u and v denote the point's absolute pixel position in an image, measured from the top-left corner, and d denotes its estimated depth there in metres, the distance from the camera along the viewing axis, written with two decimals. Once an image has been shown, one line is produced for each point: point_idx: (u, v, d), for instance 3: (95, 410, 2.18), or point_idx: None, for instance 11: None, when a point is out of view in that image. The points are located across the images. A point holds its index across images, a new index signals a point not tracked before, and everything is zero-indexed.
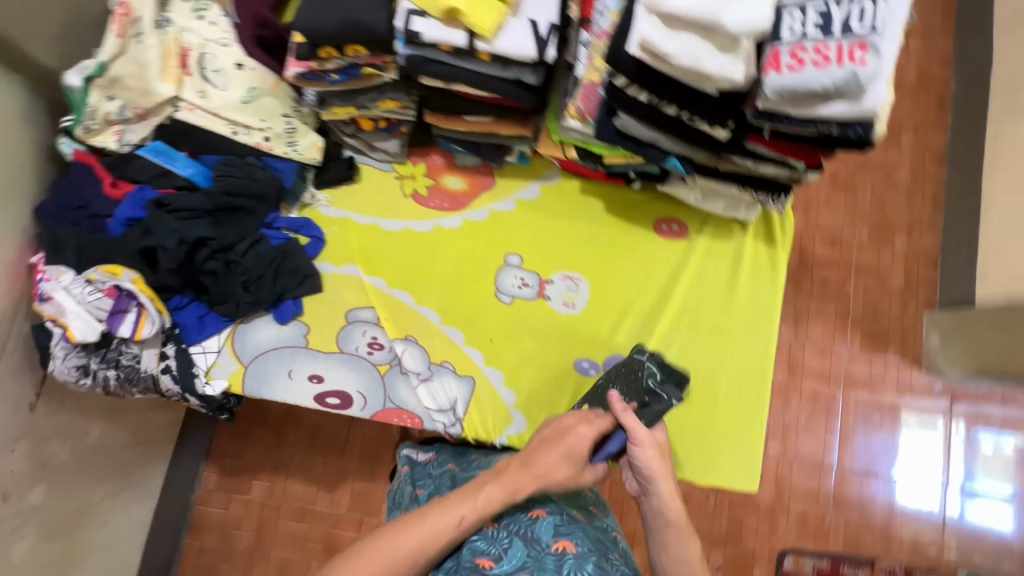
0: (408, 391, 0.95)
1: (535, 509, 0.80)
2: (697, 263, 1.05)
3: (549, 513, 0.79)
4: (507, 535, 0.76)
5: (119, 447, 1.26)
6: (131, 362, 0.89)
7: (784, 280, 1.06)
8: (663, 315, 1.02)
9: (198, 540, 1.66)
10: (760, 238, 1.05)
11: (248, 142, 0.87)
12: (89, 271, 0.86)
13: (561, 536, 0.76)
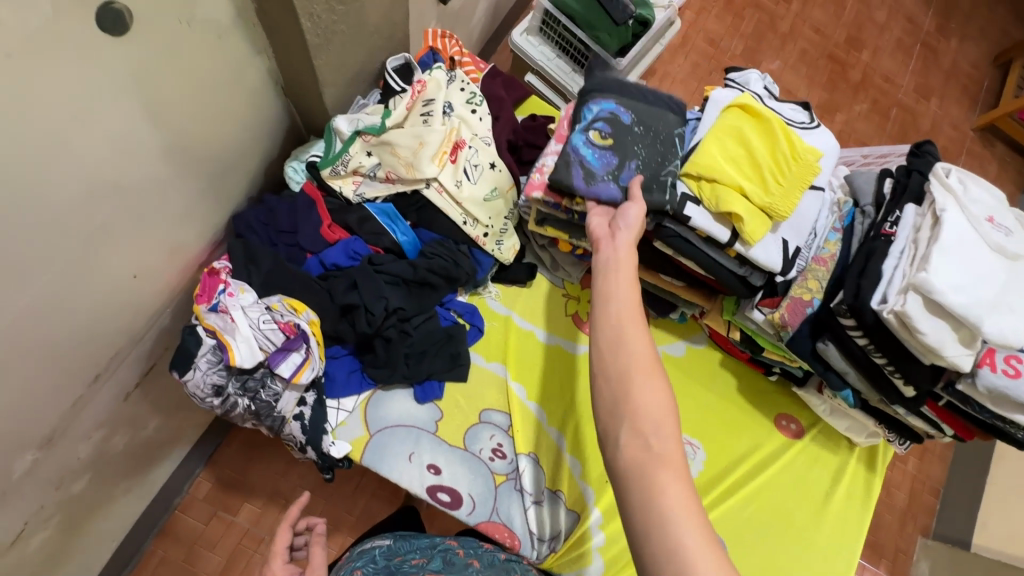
0: (517, 510, 0.93)
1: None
2: (801, 465, 1.08)
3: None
4: None
5: (157, 443, 1.16)
6: (269, 400, 0.85)
7: (873, 509, 1.08)
8: (747, 499, 1.03)
9: (161, 549, 1.49)
10: (862, 460, 1.10)
11: (470, 233, 0.89)
12: (273, 299, 0.83)
13: None
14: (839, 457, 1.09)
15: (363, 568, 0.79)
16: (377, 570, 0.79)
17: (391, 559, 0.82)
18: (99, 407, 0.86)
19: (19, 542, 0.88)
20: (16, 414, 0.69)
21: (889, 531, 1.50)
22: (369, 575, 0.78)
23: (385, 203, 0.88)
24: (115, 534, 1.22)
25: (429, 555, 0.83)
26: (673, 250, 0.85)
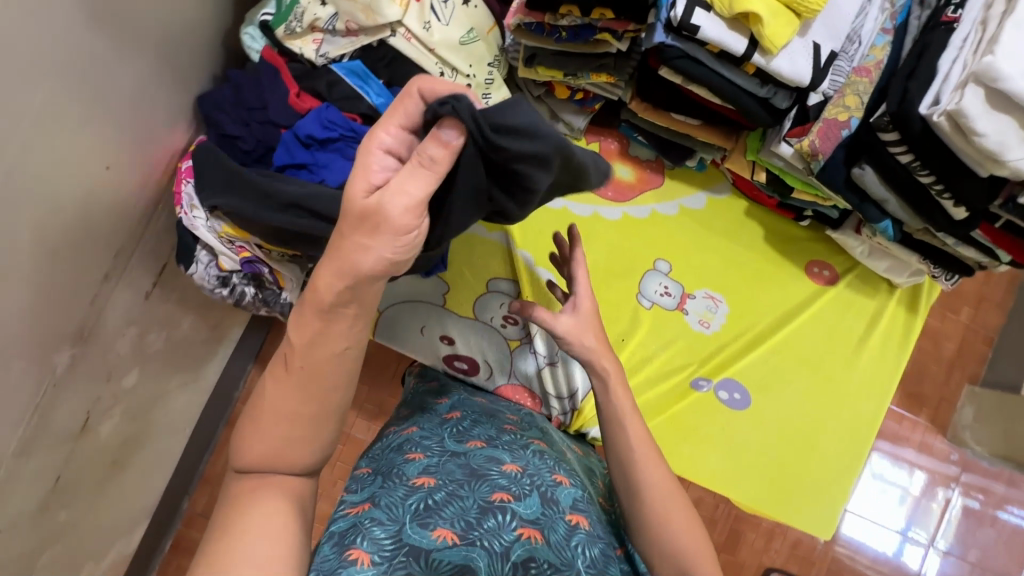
0: (534, 372, 0.94)
1: (559, 472, 0.68)
2: (835, 312, 1.02)
3: (573, 484, 0.67)
4: (528, 483, 0.63)
5: (198, 341, 1.24)
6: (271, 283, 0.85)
7: (912, 351, 1.03)
8: (777, 351, 1.01)
9: (233, 435, 1.65)
10: (903, 304, 1.03)
11: (451, 86, 0.81)
12: (218, 224, 0.80)
13: (577, 510, 0.63)
14: (873, 301, 1.03)
15: (450, 399, 0.82)
16: (472, 408, 0.81)
17: (494, 405, 0.84)
18: (124, 305, 0.90)
19: (91, 428, 0.98)
20: (38, 312, 0.73)
21: (933, 380, 1.34)
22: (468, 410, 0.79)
23: (353, 62, 0.80)
24: (184, 423, 1.36)
25: (524, 422, 0.82)
26: (681, 77, 0.74)
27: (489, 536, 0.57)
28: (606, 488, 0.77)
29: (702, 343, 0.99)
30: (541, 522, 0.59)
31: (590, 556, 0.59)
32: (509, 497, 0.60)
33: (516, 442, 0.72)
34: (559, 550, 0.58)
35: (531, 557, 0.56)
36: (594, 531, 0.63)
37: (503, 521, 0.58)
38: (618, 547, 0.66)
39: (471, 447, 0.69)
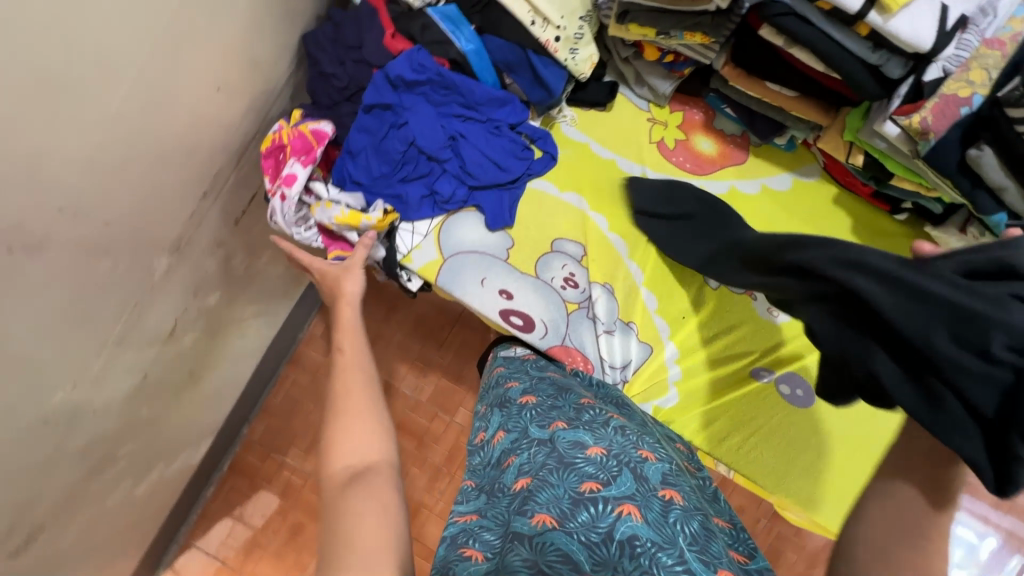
0: (589, 337, 0.93)
1: (642, 449, 0.65)
2: None
3: (659, 460, 0.64)
4: (615, 463, 0.59)
5: (274, 275, 1.33)
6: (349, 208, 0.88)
7: None
8: None
9: (292, 374, 1.72)
10: None
11: (538, 36, 0.82)
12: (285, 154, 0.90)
13: (670, 486, 0.59)
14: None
15: (520, 380, 0.83)
16: (544, 389, 0.79)
17: (567, 385, 0.81)
18: (215, 223, 0.98)
19: (176, 336, 1.08)
20: (145, 212, 0.81)
21: None
22: (541, 396, 0.77)
23: (448, 8, 0.85)
24: (254, 352, 1.46)
25: (600, 398, 0.80)
26: (783, 38, 0.71)
27: (585, 525, 0.52)
28: (691, 471, 0.74)
29: (765, 331, 0.96)
30: (637, 499, 0.55)
31: (693, 530, 0.54)
32: (597, 483, 0.55)
33: (595, 420, 0.69)
34: (660, 527, 0.53)
35: (636, 534, 0.51)
36: (692, 505, 0.58)
37: (596, 505, 0.53)
38: (721, 523, 0.62)
39: (551, 431, 0.66)
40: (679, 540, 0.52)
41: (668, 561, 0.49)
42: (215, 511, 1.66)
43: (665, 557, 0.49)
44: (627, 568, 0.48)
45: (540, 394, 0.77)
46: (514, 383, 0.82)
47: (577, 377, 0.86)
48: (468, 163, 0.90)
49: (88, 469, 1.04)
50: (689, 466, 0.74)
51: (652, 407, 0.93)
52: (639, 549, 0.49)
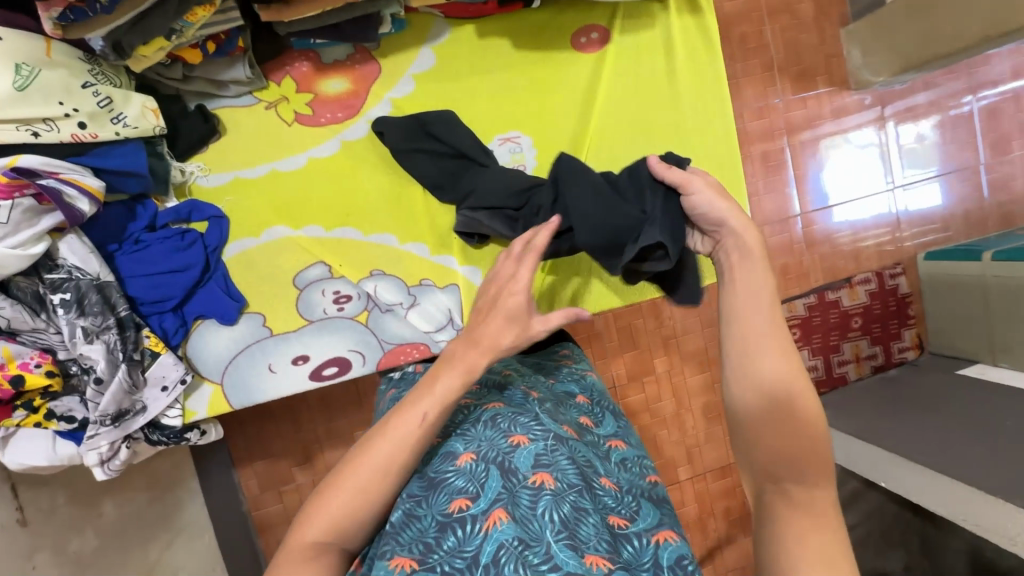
0: (399, 325, 0.87)
1: (517, 435, 0.65)
2: (627, 68, 0.92)
3: (534, 440, 0.65)
4: (483, 466, 0.63)
5: (146, 506, 1.20)
6: (114, 408, 0.75)
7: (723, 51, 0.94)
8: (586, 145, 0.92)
9: (270, 538, 1.67)
10: (685, 10, 0.93)
11: (60, 138, 0.66)
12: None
13: (541, 468, 0.62)
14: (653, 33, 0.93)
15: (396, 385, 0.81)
16: None
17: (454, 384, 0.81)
18: None
19: None
20: None
21: None
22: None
23: None
24: None
25: (484, 386, 0.78)
26: None
27: (455, 552, 0.57)
28: (585, 427, 0.77)
29: None
30: (504, 499, 0.60)
31: (561, 516, 0.59)
32: (466, 501, 0.60)
33: (468, 421, 0.70)
34: (526, 523, 0.58)
35: (500, 545, 0.56)
36: (565, 485, 0.61)
37: (465, 527, 0.58)
38: (603, 486, 0.66)
39: (431, 449, 0.68)
40: (544, 535, 0.57)
41: (534, 562, 0.55)
42: None
43: (533, 559, 0.55)
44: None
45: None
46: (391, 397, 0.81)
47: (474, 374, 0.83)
48: (144, 294, 0.78)
49: None
50: (582, 425, 0.76)
51: None
52: (503, 558, 0.55)
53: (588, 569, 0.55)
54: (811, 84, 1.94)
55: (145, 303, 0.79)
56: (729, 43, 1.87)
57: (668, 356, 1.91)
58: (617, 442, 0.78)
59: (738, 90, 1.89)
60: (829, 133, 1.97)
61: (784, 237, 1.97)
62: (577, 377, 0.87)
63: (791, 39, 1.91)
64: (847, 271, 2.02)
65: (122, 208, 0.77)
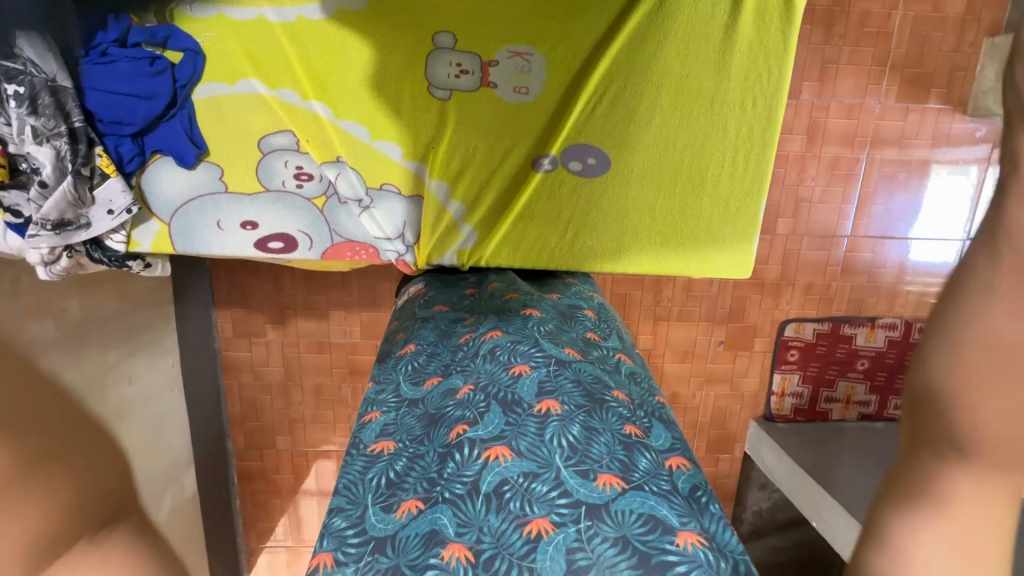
0: (351, 221, 0.94)
1: (517, 365, 0.73)
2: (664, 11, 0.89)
3: (535, 368, 0.72)
4: (485, 398, 0.69)
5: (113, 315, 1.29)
6: (55, 215, 0.80)
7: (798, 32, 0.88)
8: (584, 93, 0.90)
9: (234, 379, 1.81)
10: None
11: None
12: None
13: (546, 395, 0.67)
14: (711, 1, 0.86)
15: (405, 331, 0.91)
16: (428, 335, 0.87)
17: (448, 321, 0.89)
18: None
19: (28, 421, 1.07)
20: None
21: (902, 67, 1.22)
22: (422, 342, 0.86)
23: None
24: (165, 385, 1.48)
25: (482, 316, 0.87)
26: None
27: (457, 478, 0.60)
28: (590, 344, 0.83)
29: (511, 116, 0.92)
30: (506, 435, 0.63)
31: (570, 440, 0.62)
32: (466, 426, 0.66)
33: (469, 357, 0.77)
34: (535, 450, 0.61)
35: (505, 475, 0.59)
36: (571, 409, 0.66)
37: (464, 455, 0.62)
38: (616, 399, 0.69)
39: (428, 391, 0.75)
40: (554, 460, 0.60)
41: (542, 490, 0.57)
42: (252, 514, 1.94)
43: (539, 487, 0.58)
44: (495, 513, 0.56)
45: (423, 342, 0.85)
46: (400, 337, 0.91)
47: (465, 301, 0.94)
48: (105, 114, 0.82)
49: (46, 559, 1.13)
50: (591, 339, 0.83)
51: (453, 255, 0.98)
52: (508, 492, 0.57)
53: (602, 492, 0.57)
54: (922, 95, 1.68)
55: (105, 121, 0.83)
56: (845, 21, 1.61)
57: (654, 336, 1.85)
58: (622, 355, 0.84)
59: (835, 77, 1.65)
60: (918, 156, 1.73)
61: (821, 255, 1.80)
62: (586, 296, 0.98)
63: (920, 35, 1.63)
64: (876, 312, 1.87)
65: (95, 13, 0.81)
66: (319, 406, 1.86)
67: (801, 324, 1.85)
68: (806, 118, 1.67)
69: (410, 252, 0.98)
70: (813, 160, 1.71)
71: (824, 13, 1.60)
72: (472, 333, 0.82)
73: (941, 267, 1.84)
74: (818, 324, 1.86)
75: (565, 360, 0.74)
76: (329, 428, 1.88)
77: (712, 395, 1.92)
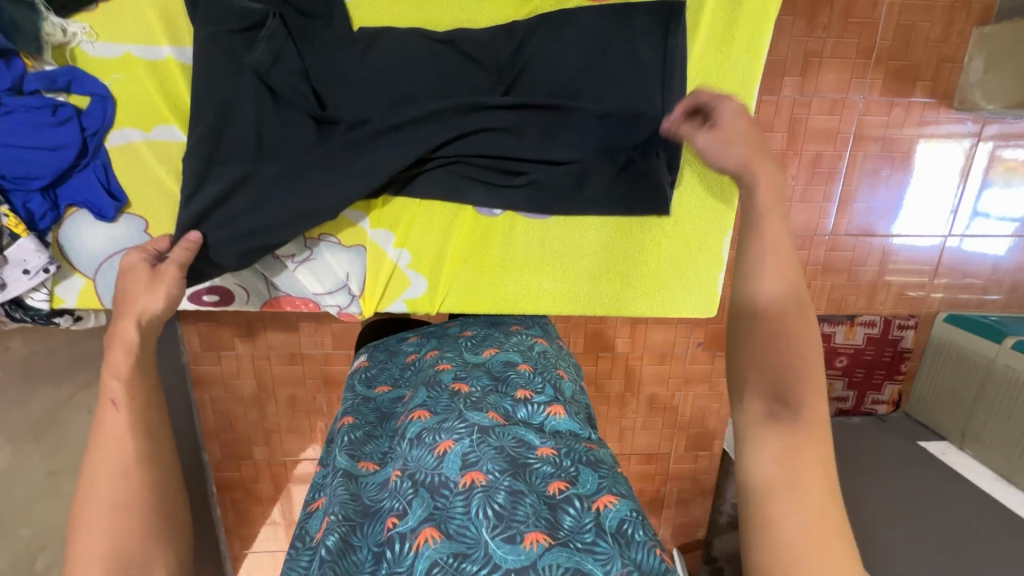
0: (290, 276, 1.09)
1: (441, 443, 0.72)
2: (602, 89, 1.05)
3: (457, 442, 0.71)
4: (411, 484, 0.69)
5: (63, 348, 1.24)
6: None
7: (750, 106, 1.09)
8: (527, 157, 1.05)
9: (206, 393, 1.78)
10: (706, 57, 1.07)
11: None
12: None
13: (469, 468, 0.68)
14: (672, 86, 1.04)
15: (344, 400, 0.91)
16: (365, 410, 0.87)
17: (388, 402, 0.88)
18: None
19: None
20: None
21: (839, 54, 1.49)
22: (361, 419, 0.85)
23: None
24: None
25: (415, 386, 0.87)
26: None
27: (388, 572, 0.62)
28: (520, 400, 0.81)
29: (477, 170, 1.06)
30: (433, 522, 0.64)
31: (496, 508, 0.64)
32: (395, 518, 0.66)
33: (398, 440, 0.77)
34: (461, 534, 0.63)
35: (431, 559, 0.61)
36: (495, 476, 0.67)
37: (395, 546, 0.64)
38: (539, 458, 0.70)
39: (364, 470, 0.76)
40: (481, 536, 0.62)
41: (473, 569, 0.60)
42: (234, 522, 1.95)
43: (470, 567, 0.60)
44: None
45: (361, 417, 0.86)
46: (341, 411, 0.90)
47: (408, 372, 0.94)
48: (9, 170, 0.92)
49: None
50: (520, 400, 0.81)
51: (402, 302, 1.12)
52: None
53: (529, 552, 0.60)
54: (906, 87, 1.61)
55: (8, 179, 0.93)
56: (829, 10, 1.53)
57: (632, 339, 1.83)
58: (556, 407, 0.82)
59: (817, 72, 1.58)
60: (902, 151, 1.68)
61: (801, 255, 1.77)
62: (525, 346, 0.98)
63: (907, 24, 1.55)
64: (856, 310, 1.86)
65: None
66: (295, 416, 1.84)
67: None
68: (788, 114, 1.61)
69: (353, 304, 1.12)
70: (794, 157, 1.65)
71: (806, 3, 1.52)
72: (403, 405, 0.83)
73: (922, 262, 1.81)
74: None
75: (487, 426, 0.73)
76: (306, 436, 1.86)
77: (691, 395, 1.92)
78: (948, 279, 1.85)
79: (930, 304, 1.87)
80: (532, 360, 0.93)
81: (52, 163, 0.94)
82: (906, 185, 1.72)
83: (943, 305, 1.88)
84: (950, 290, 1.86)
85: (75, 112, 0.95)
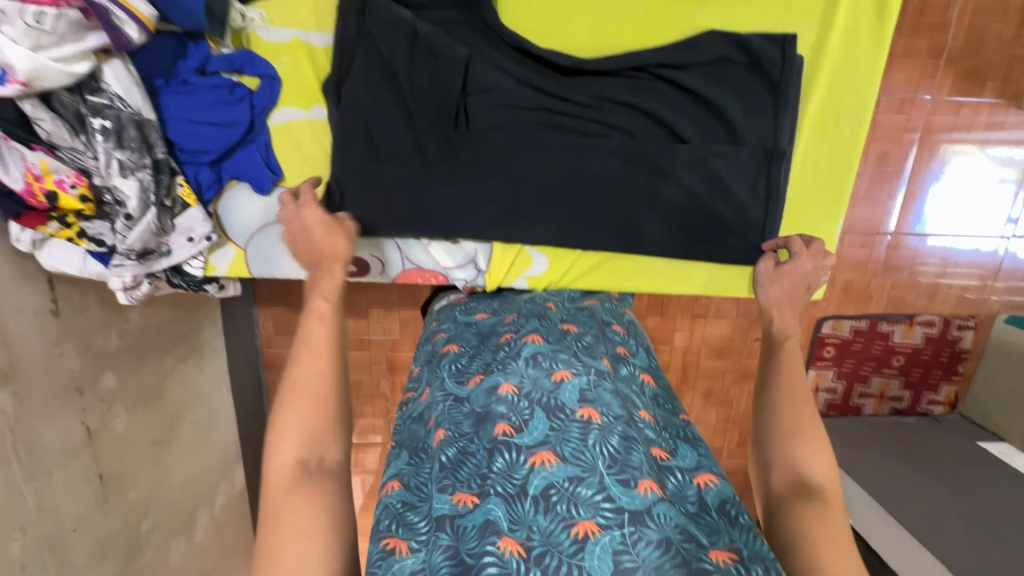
0: (422, 251, 1.18)
1: (558, 372, 0.82)
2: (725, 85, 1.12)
3: (576, 375, 0.81)
4: (528, 402, 0.78)
5: (167, 322, 1.31)
6: (139, 246, 0.98)
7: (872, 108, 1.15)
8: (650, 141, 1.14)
9: None
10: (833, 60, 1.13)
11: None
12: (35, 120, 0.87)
13: (586, 405, 0.76)
14: (793, 83, 1.11)
15: (445, 330, 1.06)
16: (466, 337, 1.00)
17: (488, 326, 1.02)
18: (29, 332, 0.94)
19: (100, 430, 1.11)
20: None
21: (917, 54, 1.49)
22: (465, 345, 0.98)
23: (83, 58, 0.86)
24: (216, 384, 1.51)
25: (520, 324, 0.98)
26: None
27: (507, 477, 0.70)
28: (619, 359, 0.93)
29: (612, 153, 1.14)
30: (551, 443, 0.71)
31: (610, 449, 0.70)
32: (512, 427, 0.75)
33: (509, 357, 0.88)
34: (578, 457, 0.69)
35: (548, 479, 0.68)
36: (609, 420, 0.74)
37: (511, 454, 0.72)
38: (644, 419, 0.79)
39: (473, 388, 0.86)
40: (597, 466, 0.68)
41: (587, 493, 0.66)
42: None
43: (585, 491, 0.66)
44: (544, 514, 0.65)
45: (463, 344, 0.99)
46: (441, 338, 1.04)
47: (503, 311, 1.07)
48: (188, 144, 1.03)
49: (121, 559, 1.17)
50: (619, 356, 0.94)
51: (524, 279, 1.18)
52: (555, 495, 0.66)
53: (644, 498, 0.65)
54: (976, 87, 1.63)
55: (185, 151, 1.04)
56: (901, 10, 1.55)
57: (690, 332, 1.86)
58: (648, 375, 0.96)
59: (887, 71, 1.60)
60: (968, 152, 1.69)
61: (863, 253, 1.79)
62: (618, 314, 1.13)
63: (979, 25, 1.57)
64: (915, 309, 1.86)
65: (175, 42, 1.00)
66: (359, 401, 1.90)
67: (840, 321, 1.84)
68: None
69: (479, 277, 1.17)
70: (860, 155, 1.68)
71: None
72: (512, 333, 0.94)
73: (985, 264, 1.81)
74: (856, 321, 1.85)
75: (603, 371, 0.83)
76: (369, 420, 1.91)
77: (747, 389, 1.94)
78: (1009, 282, 1.85)
79: (990, 305, 1.87)
80: (627, 336, 1.03)
81: (223, 139, 1.04)
82: (972, 186, 1.73)
83: (1003, 307, 1.88)
84: (1012, 292, 1.86)
85: (247, 92, 1.06)
